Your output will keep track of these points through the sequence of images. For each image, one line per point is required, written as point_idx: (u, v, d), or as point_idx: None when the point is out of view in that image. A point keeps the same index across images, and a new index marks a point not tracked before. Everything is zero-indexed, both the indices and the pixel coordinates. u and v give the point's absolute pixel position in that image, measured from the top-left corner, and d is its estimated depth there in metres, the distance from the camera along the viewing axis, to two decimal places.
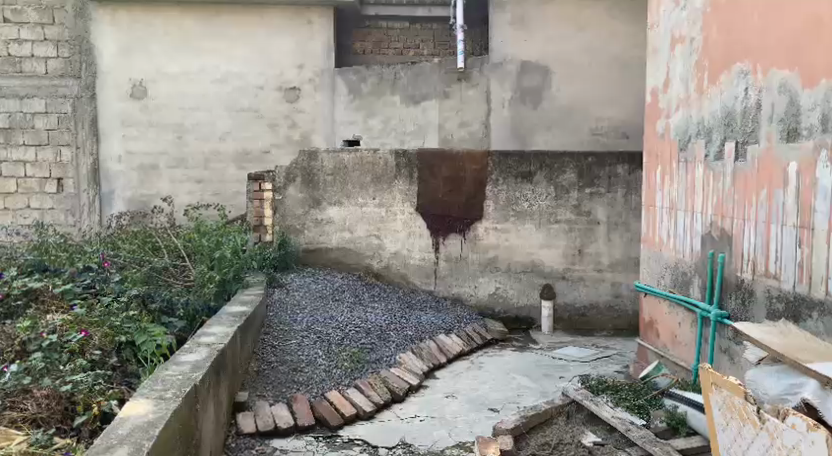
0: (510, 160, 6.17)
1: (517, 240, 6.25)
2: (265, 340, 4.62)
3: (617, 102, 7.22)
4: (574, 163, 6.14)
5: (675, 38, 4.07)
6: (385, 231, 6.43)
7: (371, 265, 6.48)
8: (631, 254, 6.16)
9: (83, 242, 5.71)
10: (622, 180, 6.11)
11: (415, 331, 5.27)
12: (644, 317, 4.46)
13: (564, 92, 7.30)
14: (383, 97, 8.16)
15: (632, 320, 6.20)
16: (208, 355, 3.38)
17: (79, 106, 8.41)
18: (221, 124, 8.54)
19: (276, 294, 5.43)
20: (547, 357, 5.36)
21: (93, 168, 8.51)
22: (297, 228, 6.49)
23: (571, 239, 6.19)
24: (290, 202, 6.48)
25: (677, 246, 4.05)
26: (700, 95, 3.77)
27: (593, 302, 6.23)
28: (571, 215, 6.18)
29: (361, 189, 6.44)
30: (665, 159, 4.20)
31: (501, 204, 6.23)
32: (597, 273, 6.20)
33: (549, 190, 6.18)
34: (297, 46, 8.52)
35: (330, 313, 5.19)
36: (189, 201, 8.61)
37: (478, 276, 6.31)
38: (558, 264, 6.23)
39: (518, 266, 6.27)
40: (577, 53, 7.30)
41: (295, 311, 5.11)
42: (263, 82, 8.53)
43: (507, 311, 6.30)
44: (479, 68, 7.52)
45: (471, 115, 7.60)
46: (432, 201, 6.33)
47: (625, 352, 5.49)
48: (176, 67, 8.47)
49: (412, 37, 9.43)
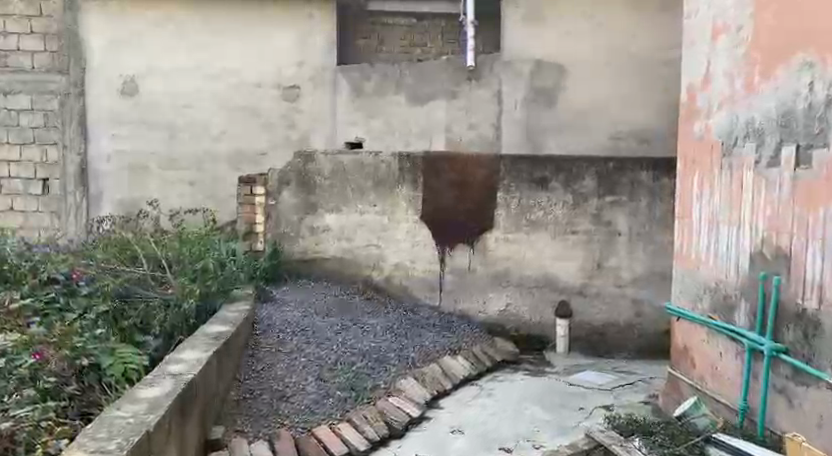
0: (523, 164, 5.67)
1: (530, 252, 5.73)
2: (249, 363, 4.12)
3: (638, 105, 6.70)
4: (593, 168, 5.64)
5: (717, 28, 3.56)
6: (387, 240, 5.88)
7: (371, 277, 5.94)
8: (655, 268, 5.65)
9: (55, 249, 5.25)
10: (645, 188, 5.62)
11: (418, 353, 4.77)
12: (678, 344, 3.98)
13: (581, 93, 6.77)
14: (386, 97, 7.61)
15: (655, 341, 5.69)
16: (172, 389, 2.89)
17: (67, 103, 7.96)
18: (217, 123, 8.07)
19: (265, 308, 4.93)
20: (564, 383, 4.86)
21: (81, 168, 8.07)
22: (291, 236, 6.03)
23: (589, 252, 5.69)
24: (285, 207, 6.02)
25: (718, 264, 3.54)
26: (750, 91, 3.26)
27: (613, 322, 5.71)
28: (589, 225, 5.68)
29: (361, 194, 5.92)
30: (704, 164, 3.69)
31: (513, 212, 5.71)
32: (617, 289, 5.70)
33: (566, 197, 5.68)
34: (298, 42, 8.06)
35: (325, 332, 4.70)
36: (180, 204, 8.14)
37: (487, 290, 5.78)
38: (574, 278, 5.73)
39: (531, 280, 5.75)
40: (597, 50, 6.76)
41: (285, 329, 4.61)
42: (262, 80, 8.06)
43: (519, 329, 5.77)
44: (490, 66, 7.04)
45: (481, 117, 7.08)
46: (438, 208, 5.78)
47: (649, 379, 4.99)
48: (169, 62, 8.00)
49: (420, 35, 8.96)
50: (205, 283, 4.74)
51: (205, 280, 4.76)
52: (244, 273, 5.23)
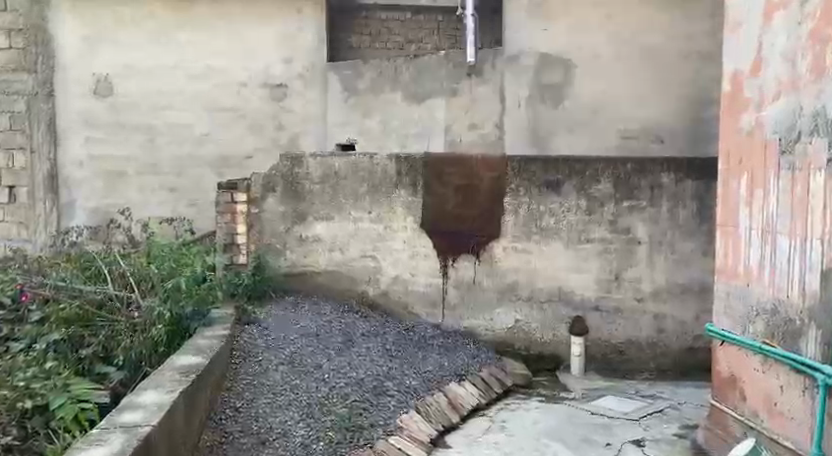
0: (533, 166, 5.14)
1: (541, 263, 5.19)
2: (226, 400, 3.55)
3: (647, 103, 6.14)
4: (610, 170, 5.11)
5: (771, 4, 3.05)
6: (384, 251, 5.30)
7: (366, 291, 5.35)
8: (678, 280, 5.15)
9: (14, 266, 4.79)
10: (667, 192, 5.11)
11: (419, 381, 4.22)
12: (721, 372, 3.45)
13: (590, 89, 6.23)
14: (382, 95, 7.17)
15: (678, 358, 5.19)
16: (122, 447, 2.33)
17: (34, 105, 7.43)
18: (199, 126, 7.56)
19: (246, 330, 4.36)
20: (585, 412, 4.33)
21: (51, 174, 7.54)
22: (277, 248, 5.37)
23: (607, 262, 5.16)
24: (269, 215, 5.35)
25: (777, 281, 3.01)
26: (820, 76, 2.74)
27: (633, 339, 5.19)
28: (606, 232, 5.14)
29: (355, 200, 5.32)
30: (756, 164, 3.16)
31: (522, 219, 5.17)
32: (637, 303, 5.17)
33: (580, 202, 5.14)
34: (285, 38, 7.56)
35: (314, 358, 4.13)
36: (160, 213, 7.61)
37: (494, 305, 5.23)
38: (590, 292, 5.19)
39: (542, 294, 5.21)
40: (608, 43, 6.21)
41: (269, 356, 4.05)
42: (247, 79, 7.57)
43: (529, 347, 5.23)
44: (491, 62, 6.52)
45: (484, 116, 6.58)
46: (440, 216, 5.22)
47: (678, 405, 4.47)
48: (146, 62, 7.49)
49: (415, 31, 8.44)
50: (179, 304, 4.11)
51: (179, 300, 4.13)
52: (224, 289, 4.65)
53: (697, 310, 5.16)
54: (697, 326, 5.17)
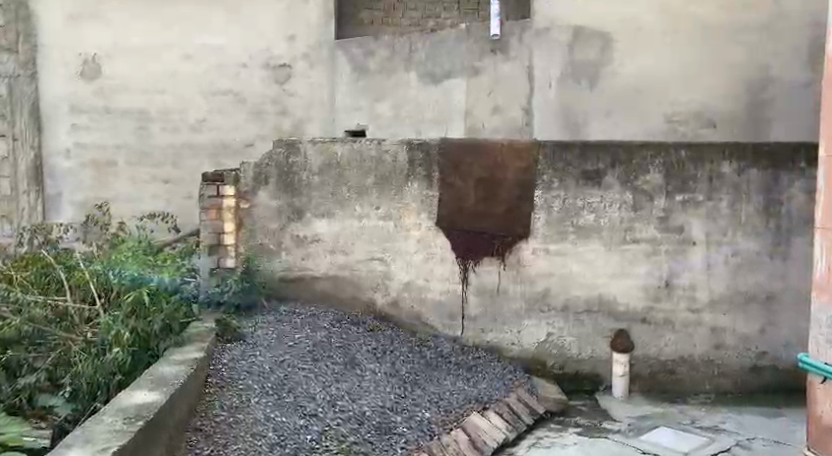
0: (569, 153, 4.38)
1: (578, 267, 4.43)
2: (192, 445, 2.85)
3: (698, 82, 5.34)
4: (660, 159, 4.34)
5: None
6: (393, 253, 4.52)
7: (374, 300, 4.56)
8: (739, 287, 4.39)
9: None
10: (729, 183, 4.33)
11: (434, 413, 3.49)
12: (822, 417, 2.71)
13: (631, 66, 5.45)
14: (394, 77, 6.69)
15: (739, 379, 4.45)
16: None
17: (16, 87, 6.82)
18: (194, 111, 6.95)
19: (227, 349, 3.66)
20: (633, 449, 3.59)
21: (35, 164, 6.96)
22: (271, 249, 4.59)
23: (656, 267, 4.39)
24: (262, 212, 4.56)
25: None
26: None
27: (685, 356, 4.45)
28: (655, 232, 4.38)
29: (360, 194, 4.51)
30: None
31: (556, 215, 4.41)
32: (691, 314, 4.42)
33: (625, 196, 4.37)
34: (288, 14, 6.93)
35: (307, 387, 3.43)
36: (153, 206, 7.01)
37: (522, 317, 4.48)
38: (636, 301, 4.43)
39: (579, 304, 4.46)
40: (653, 12, 5.37)
41: (251, 386, 3.34)
42: (246, 59, 6.95)
43: (563, 366, 4.49)
44: (518, 36, 5.90)
45: (506, 97, 6.00)
46: (457, 213, 4.45)
47: (747, 443, 3.71)
48: (136, 40, 6.88)
49: (432, 6, 7.88)
50: (145, 319, 3.45)
51: (145, 317, 3.47)
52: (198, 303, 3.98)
53: (761, 322, 4.40)
54: (762, 341, 4.42)
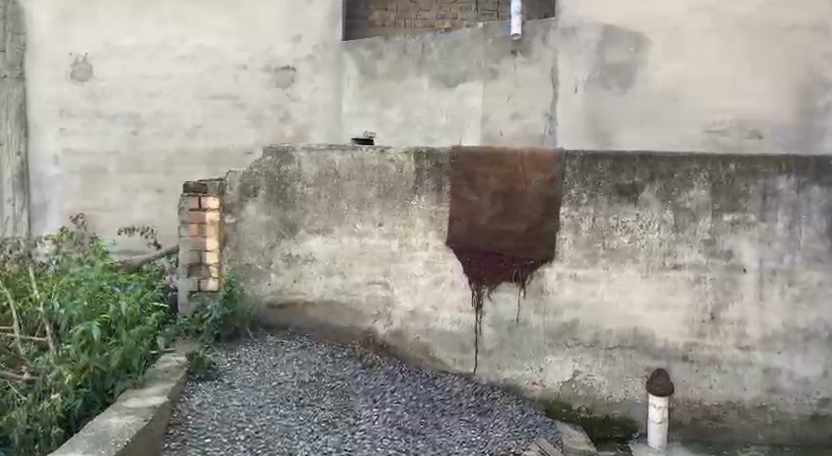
0: (600, 164, 3.81)
1: (610, 296, 3.85)
2: None
3: (741, 87, 5.11)
4: (706, 172, 3.74)
5: None
6: (397, 276, 3.94)
7: (375, 330, 3.98)
8: (798, 322, 3.77)
9: None
10: (786, 201, 3.73)
11: None
12: None
13: (666, 71, 5.20)
14: (406, 80, 6.19)
15: (797, 429, 3.82)
16: None
17: (3, 89, 6.43)
18: (189, 115, 6.46)
19: (198, 393, 3.14)
20: None
21: (21, 171, 6.52)
22: (260, 269, 4.04)
23: (700, 297, 3.80)
24: (249, 227, 4.02)
25: None
26: None
27: (734, 401, 3.84)
28: (699, 257, 3.78)
29: (361, 209, 3.94)
30: None
31: (585, 236, 3.83)
32: (740, 353, 3.81)
33: (664, 215, 3.78)
34: (292, 13, 6.43)
35: (288, 441, 2.89)
36: (145, 216, 6.51)
37: (545, 352, 3.90)
38: (676, 337, 3.84)
39: (611, 339, 3.87)
40: (693, 13, 5.13)
41: (220, 442, 2.80)
42: (246, 60, 6.45)
43: (592, 409, 3.89)
44: (542, 36, 5.57)
45: (526, 104, 5.65)
46: (471, 231, 3.89)
47: None
48: (129, 40, 6.42)
49: (448, 5, 7.36)
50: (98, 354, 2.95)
51: (99, 351, 2.96)
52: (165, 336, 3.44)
53: (824, 364, 3.78)
54: (824, 385, 3.79)
